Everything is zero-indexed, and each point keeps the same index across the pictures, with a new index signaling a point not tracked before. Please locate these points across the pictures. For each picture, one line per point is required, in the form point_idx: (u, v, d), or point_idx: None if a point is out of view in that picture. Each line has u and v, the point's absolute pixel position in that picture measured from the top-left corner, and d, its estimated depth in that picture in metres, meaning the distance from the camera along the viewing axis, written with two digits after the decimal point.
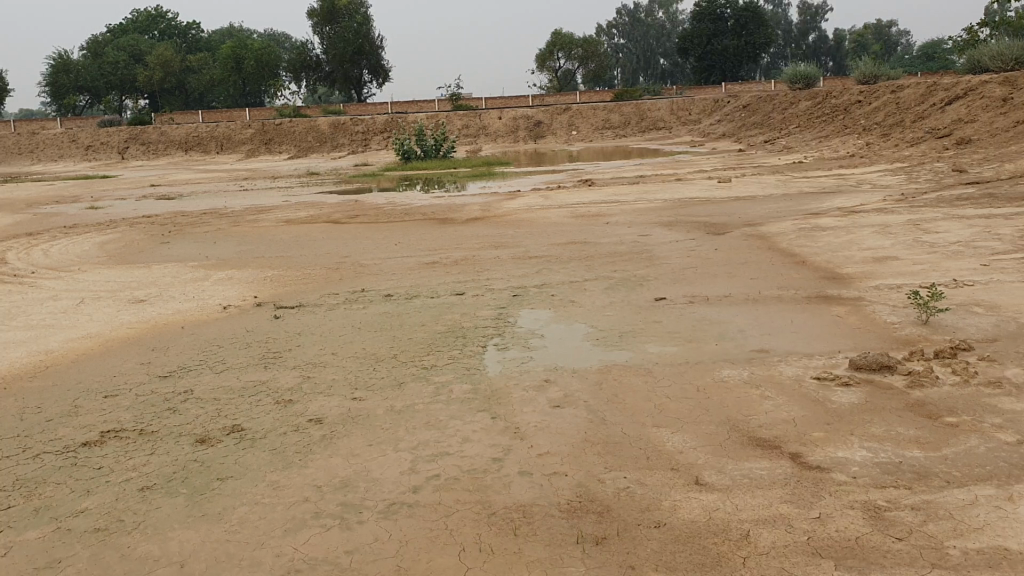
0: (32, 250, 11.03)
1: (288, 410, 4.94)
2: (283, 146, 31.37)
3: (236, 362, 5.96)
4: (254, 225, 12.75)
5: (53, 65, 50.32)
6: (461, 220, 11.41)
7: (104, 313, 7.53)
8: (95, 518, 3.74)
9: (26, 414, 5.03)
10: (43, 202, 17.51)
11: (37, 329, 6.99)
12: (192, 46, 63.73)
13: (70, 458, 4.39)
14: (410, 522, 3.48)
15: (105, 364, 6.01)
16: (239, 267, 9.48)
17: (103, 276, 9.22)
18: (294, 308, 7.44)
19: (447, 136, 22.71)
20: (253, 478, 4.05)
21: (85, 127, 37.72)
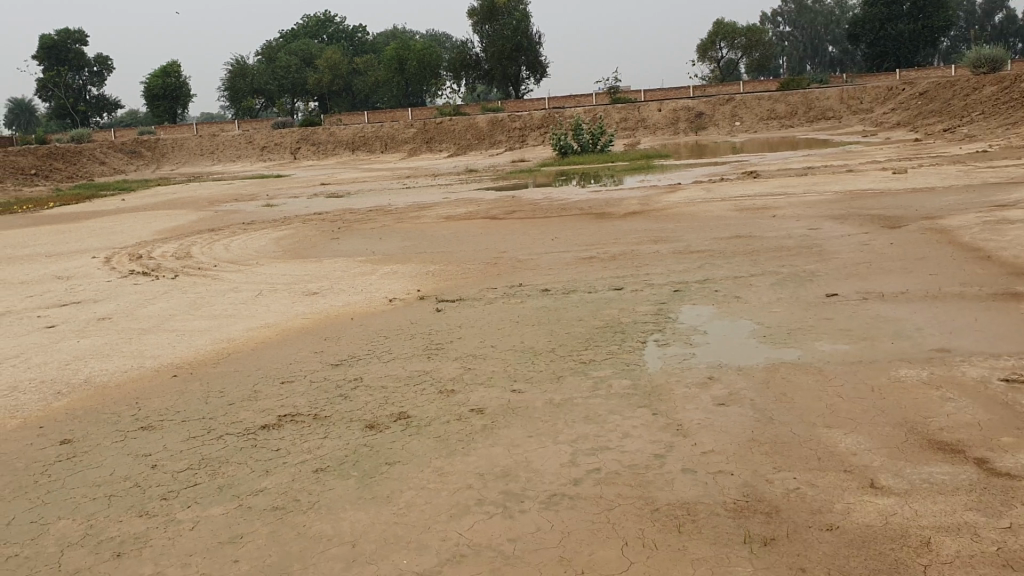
0: (215, 245, 11.76)
1: (451, 399, 5.05)
2: (444, 143, 32.12)
3: (401, 352, 6.15)
4: (417, 221, 13.11)
5: (232, 70, 53.51)
6: (620, 214, 11.34)
7: (281, 304, 7.93)
8: (274, 496, 3.95)
9: (211, 397, 5.37)
10: (224, 200, 18.67)
11: (220, 318, 7.44)
12: (358, 48, 66.33)
13: (251, 439, 4.66)
14: (572, 513, 3.49)
15: (282, 352, 6.33)
16: (404, 262, 9.78)
17: (279, 269, 9.72)
18: (455, 301, 7.59)
19: (604, 130, 22.61)
20: (419, 464, 4.16)
21: (260, 129, 39.87)
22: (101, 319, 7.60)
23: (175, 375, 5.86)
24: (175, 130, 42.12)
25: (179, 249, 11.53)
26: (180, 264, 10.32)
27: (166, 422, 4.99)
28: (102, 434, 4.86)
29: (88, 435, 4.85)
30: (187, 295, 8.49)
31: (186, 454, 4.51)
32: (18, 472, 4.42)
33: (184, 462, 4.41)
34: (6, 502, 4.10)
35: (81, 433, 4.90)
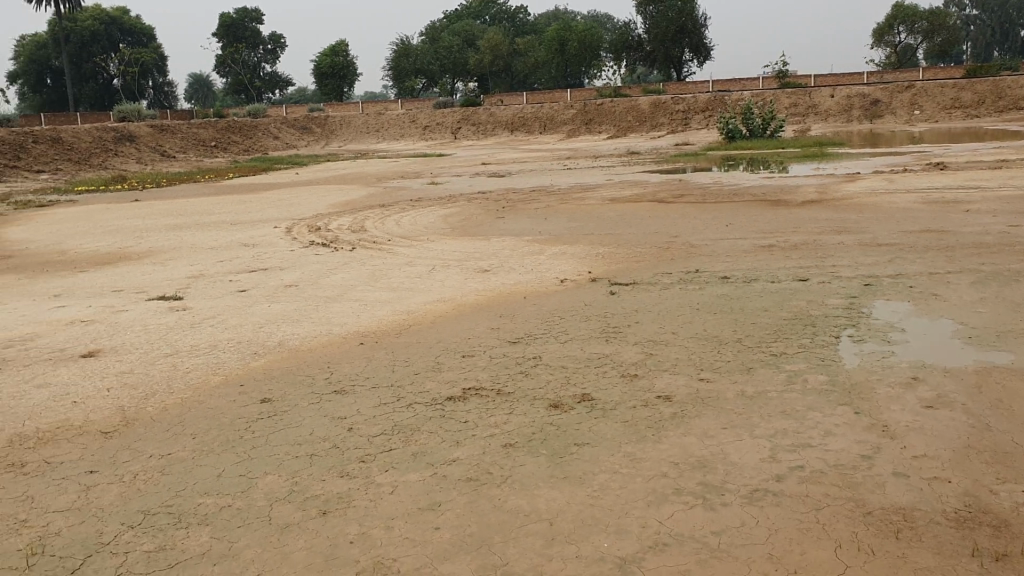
0: (387, 220, 12.11)
1: (635, 384, 4.98)
2: (604, 126, 31.94)
3: (579, 333, 6.12)
4: (582, 203, 13.07)
5: (396, 51, 55.27)
6: (797, 202, 10.95)
7: (455, 279, 8.06)
8: (468, 467, 4.00)
9: (397, 366, 5.51)
10: (391, 176, 19.23)
11: (399, 291, 7.62)
12: (520, 28, 66.94)
13: (439, 409, 4.74)
14: (778, 511, 3.36)
15: (460, 326, 6.43)
16: (573, 243, 9.76)
17: (450, 245, 9.91)
18: (629, 285, 7.49)
19: (774, 115, 21.88)
20: (610, 447, 4.12)
21: (423, 108, 40.82)
22: (288, 286, 7.92)
23: (361, 343, 6.04)
24: (342, 107, 43.67)
25: (352, 223, 11.92)
26: (355, 237, 10.68)
27: (357, 388, 5.14)
28: (298, 396, 5.05)
29: (286, 396, 5.06)
30: (365, 266, 8.75)
31: (379, 420, 4.63)
32: (224, 426, 4.64)
33: (377, 427, 4.53)
34: (215, 454, 4.30)
35: (278, 393, 5.12)
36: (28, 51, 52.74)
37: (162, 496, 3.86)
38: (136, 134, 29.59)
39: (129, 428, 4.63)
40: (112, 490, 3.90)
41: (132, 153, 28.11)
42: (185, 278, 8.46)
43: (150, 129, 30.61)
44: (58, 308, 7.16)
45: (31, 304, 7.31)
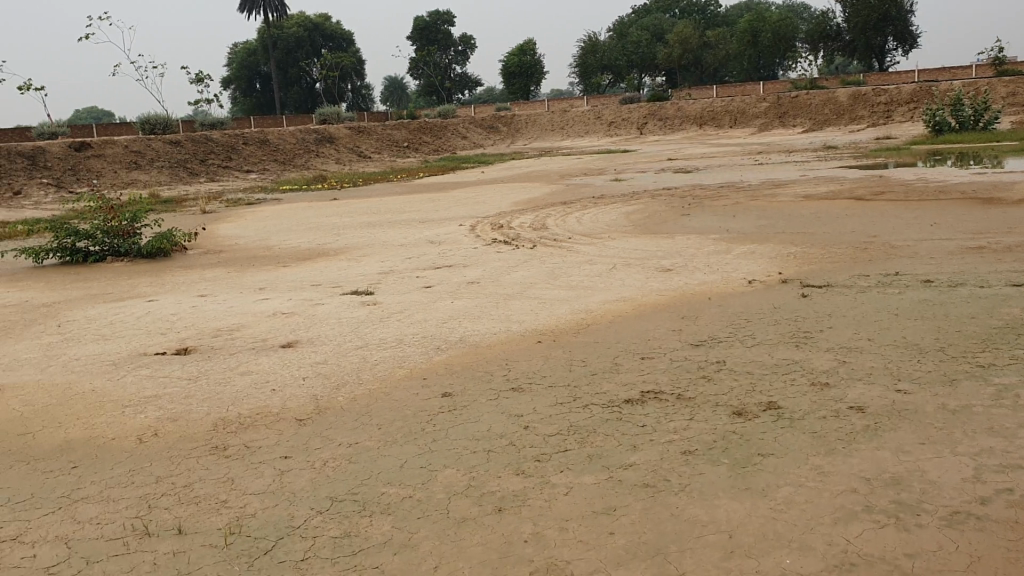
0: (570, 217, 12.15)
1: (825, 393, 4.74)
2: (797, 119, 30.75)
3: (765, 337, 5.90)
4: (772, 200, 12.60)
5: (584, 47, 55.48)
6: (1013, 200, 10.10)
7: (637, 279, 7.98)
8: (644, 473, 3.93)
9: (576, 366, 5.50)
10: (575, 174, 19.29)
11: (580, 289, 7.62)
12: (710, 21, 65.53)
13: (617, 412, 4.69)
14: (982, 537, 3.10)
15: (641, 327, 6.35)
16: (762, 242, 9.43)
17: (632, 244, 9.81)
18: (822, 288, 7.15)
19: (988, 105, 20.30)
20: (796, 459, 3.93)
21: (609, 104, 40.73)
22: (472, 283, 8.09)
23: (540, 341, 6.08)
24: (530, 105, 44.28)
25: (535, 221, 12.04)
26: (537, 235, 10.77)
27: (535, 386, 5.17)
28: (478, 392, 5.14)
29: (466, 391, 5.16)
30: (547, 264, 8.81)
31: (556, 419, 4.64)
32: (407, 419, 4.78)
33: (554, 427, 4.54)
34: (397, 446, 4.44)
35: (459, 388, 5.23)
36: (241, 58, 56.71)
37: (348, 484, 4.02)
38: (335, 135, 31.20)
39: (320, 416, 4.86)
40: (303, 476, 4.10)
41: (332, 154, 29.65)
42: (376, 273, 8.80)
43: (348, 130, 32.18)
44: (261, 300, 7.63)
45: (238, 296, 7.83)
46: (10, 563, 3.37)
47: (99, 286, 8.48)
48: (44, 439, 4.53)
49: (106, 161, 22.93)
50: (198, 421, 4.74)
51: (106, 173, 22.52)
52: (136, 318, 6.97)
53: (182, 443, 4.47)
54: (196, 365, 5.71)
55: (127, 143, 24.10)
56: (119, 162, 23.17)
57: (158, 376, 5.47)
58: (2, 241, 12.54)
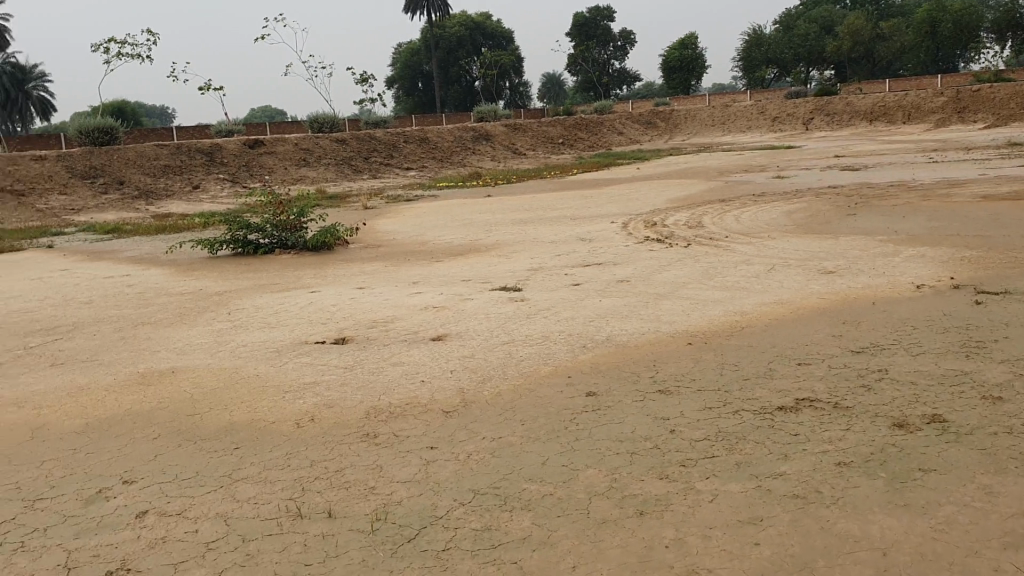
0: (727, 216, 11.86)
1: (997, 408, 4.42)
2: (979, 114, 28.89)
3: (933, 346, 5.56)
4: (947, 200, 11.88)
5: (748, 41, 54.04)
6: None
7: (796, 280, 7.70)
8: (794, 483, 3.78)
9: (726, 370, 5.36)
10: (733, 170, 18.81)
11: (734, 291, 7.43)
12: (885, 11, 62.47)
13: (768, 419, 4.54)
14: None
15: (798, 331, 6.12)
16: (933, 244, 8.91)
17: (792, 244, 9.48)
18: (1000, 295, 6.68)
19: None
20: (962, 477, 3.69)
21: (773, 100, 39.52)
22: (623, 281, 8.03)
23: (690, 344, 5.95)
24: (689, 101, 43.56)
25: (691, 219, 11.82)
26: (693, 233, 10.57)
27: (682, 389, 5.08)
28: (625, 392, 5.09)
29: (612, 391, 5.12)
30: (700, 264, 8.64)
31: (704, 424, 4.53)
32: (553, 416, 4.78)
33: (701, 432, 4.43)
34: (541, 443, 4.44)
35: (604, 388, 5.19)
36: (405, 57, 58.39)
37: (491, 478, 4.06)
38: (492, 133, 31.67)
39: (466, 409, 4.93)
40: (447, 467, 4.17)
41: (489, 151, 30.10)
42: (527, 270, 8.87)
43: (505, 128, 32.59)
44: (415, 294, 7.82)
45: (393, 289, 8.06)
46: (175, 537, 3.58)
47: (266, 277, 8.93)
48: (210, 420, 4.80)
49: (277, 158, 24.13)
50: (350, 409, 4.90)
51: (277, 169, 23.70)
52: (297, 308, 7.29)
53: (335, 430, 4.63)
54: (350, 355, 5.92)
55: (297, 141, 25.26)
56: (289, 158, 24.33)
57: (315, 365, 5.70)
58: (183, 233, 13.41)
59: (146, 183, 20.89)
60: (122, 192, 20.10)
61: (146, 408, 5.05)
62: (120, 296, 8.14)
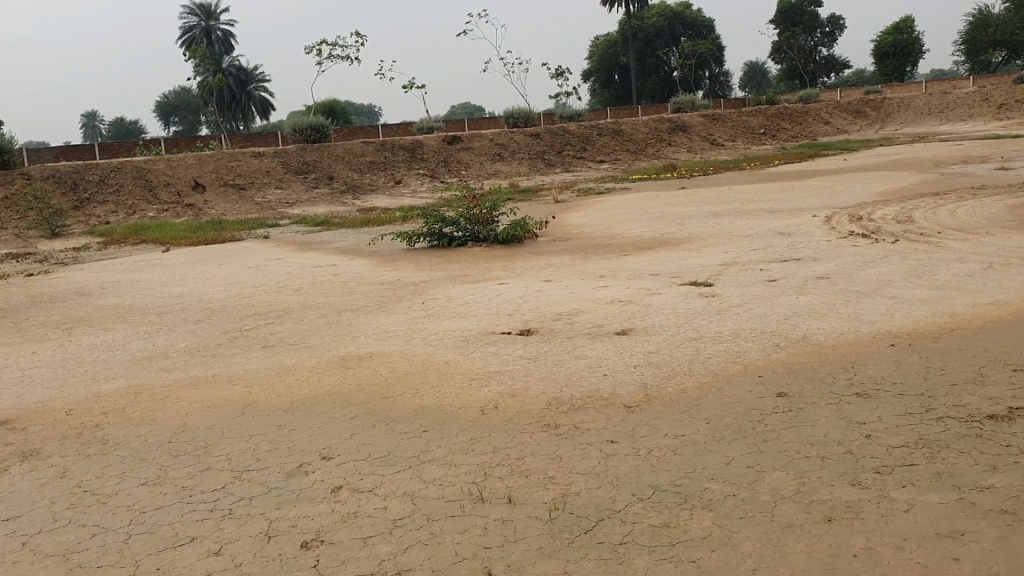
0: (941, 210, 11.09)
1: None
2: None
3: None
4: None
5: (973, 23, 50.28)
6: None
7: (1016, 281, 7.10)
8: (1003, 498, 3.50)
9: (931, 374, 5.04)
10: (951, 162, 17.55)
11: (945, 290, 6.94)
12: None
13: (977, 428, 4.22)
14: None
15: (1016, 335, 5.65)
16: None
17: (1014, 241, 8.74)
18: None
19: None
20: None
21: (1000, 85, 36.51)
22: (820, 278, 7.69)
23: (892, 345, 5.63)
24: (903, 88, 41.02)
25: (900, 213, 11.13)
26: (900, 228, 9.97)
27: (880, 393, 4.81)
28: (817, 394, 4.89)
29: (804, 392, 4.93)
30: (907, 261, 8.13)
31: (903, 431, 4.28)
32: (739, 416, 4.66)
33: (900, 438, 4.19)
34: (726, 442, 4.34)
35: (796, 389, 5.00)
36: (602, 50, 58.40)
37: (672, 474, 4.01)
38: (688, 124, 31.14)
39: (649, 404, 4.88)
40: (628, 461, 4.16)
41: (685, 143, 29.60)
42: (718, 265, 8.66)
43: (702, 119, 31.97)
44: (603, 287, 7.83)
45: (581, 282, 8.11)
46: (366, 512, 3.78)
47: (459, 268, 9.21)
48: (402, 404, 5.02)
49: (474, 153, 24.80)
50: (534, 399, 4.98)
51: (474, 164, 24.36)
52: (487, 299, 7.48)
53: (519, 419, 4.72)
54: (536, 346, 6.00)
55: (494, 136, 25.84)
56: (485, 154, 24.94)
57: (502, 354, 5.83)
58: (384, 226, 14.06)
59: (352, 178, 22.06)
60: (331, 187, 21.33)
61: (344, 389, 5.34)
62: (324, 285, 8.65)
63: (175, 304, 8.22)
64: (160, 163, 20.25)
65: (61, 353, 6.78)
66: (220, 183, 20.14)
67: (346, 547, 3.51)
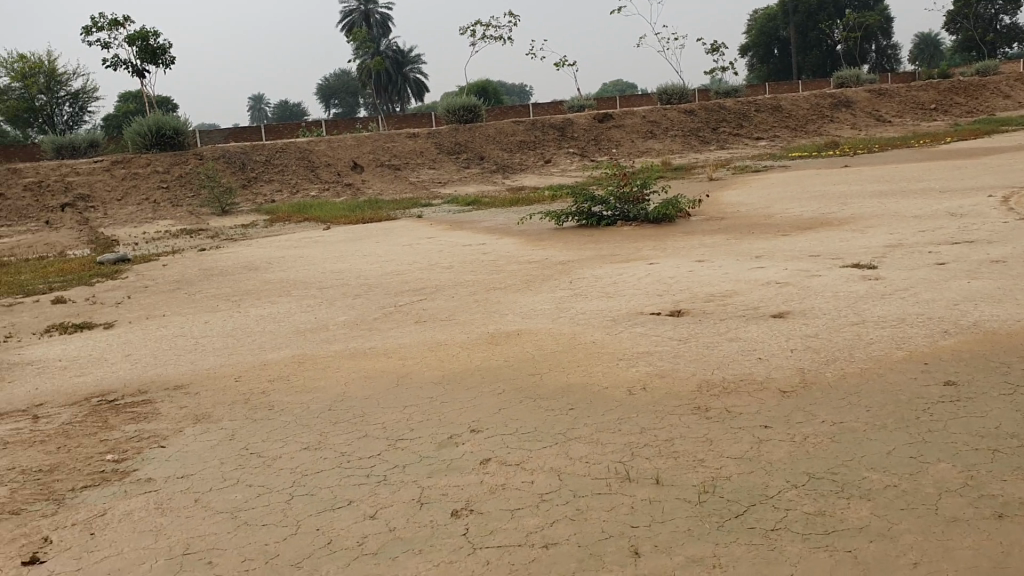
0: None
1: None
2: None
3: None
4: None
5: None
6: None
7: None
8: None
9: None
10: None
11: None
12: None
13: None
14: None
15: None
16: None
17: None
18: None
19: None
20: None
21: None
22: (996, 262, 7.20)
23: None
24: None
25: None
26: None
27: None
28: (989, 384, 4.59)
29: (975, 382, 4.64)
30: None
31: None
32: (901, 404, 4.44)
33: None
34: (887, 431, 4.14)
35: (966, 378, 4.71)
36: (761, 24, 56.56)
37: (828, 462, 3.87)
38: (852, 100, 29.76)
39: (806, 390, 4.71)
40: (782, 447, 4.03)
41: (848, 119, 28.32)
42: (882, 247, 8.25)
43: (868, 94, 30.49)
44: (757, 268, 7.60)
45: (734, 263, 7.91)
46: (513, 485, 3.83)
47: (609, 247, 9.16)
48: (550, 381, 5.04)
49: (625, 131, 24.56)
50: (685, 380, 4.90)
51: (625, 142, 24.14)
52: (638, 279, 7.41)
53: (667, 399, 4.66)
54: (686, 328, 5.90)
55: (646, 114, 25.50)
56: (636, 131, 24.64)
57: (651, 335, 5.76)
58: (534, 205, 14.14)
59: (503, 158, 22.30)
60: (482, 167, 21.63)
61: (493, 365, 5.42)
62: (475, 262, 8.80)
63: (334, 279, 8.56)
64: (321, 144, 21.09)
65: (230, 323, 7.18)
66: (376, 163, 20.79)
67: (493, 518, 3.57)
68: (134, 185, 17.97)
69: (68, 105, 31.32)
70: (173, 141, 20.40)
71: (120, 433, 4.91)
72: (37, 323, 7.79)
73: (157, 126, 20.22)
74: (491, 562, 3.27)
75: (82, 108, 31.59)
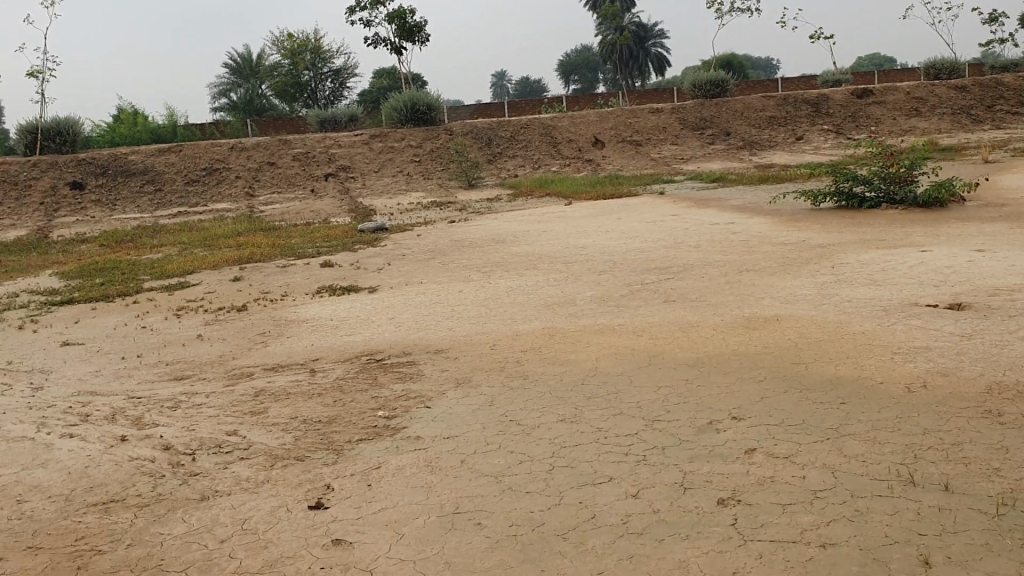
0: None
1: None
2: None
3: None
4: None
5: None
6: None
7: None
8: None
9: None
10: None
11: None
12: None
13: None
14: None
15: None
16: None
17: None
18: None
19: None
20: None
21: None
22: None
23: None
24: None
25: None
26: None
27: None
28: None
29: None
30: None
31: None
32: None
33: None
34: None
35: None
36: None
37: None
38: None
39: None
40: None
41: None
42: None
43: None
44: None
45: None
46: (782, 478, 3.67)
47: (873, 231, 8.60)
48: (815, 371, 4.79)
49: (885, 108, 22.98)
50: (971, 381, 4.49)
51: (884, 119, 22.60)
52: (909, 267, 6.90)
53: (951, 400, 4.28)
54: (968, 323, 5.41)
55: (910, 90, 23.72)
56: (900, 107, 22.91)
57: (929, 329, 5.34)
58: (785, 184, 13.56)
59: (750, 134, 21.56)
60: (727, 143, 21.05)
61: (752, 350, 5.23)
62: (725, 242, 8.55)
63: (581, 254, 8.61)
64: (564, 120, 21.31)
65: (483, 293, 7.41)
66: (618, 139, 20.74)
67: (763, 510, 3.43)
68: (389, 157, 18.96)
69: (330, 80, 33.36)
70: (425, 116, 21.31)
71: (388, 392, 5.22)
72: (310, 284, 8.39)
73: (411, 101, 21.21)
74: (764, 556, 3.13)
75: (342, 84, 33.55)
